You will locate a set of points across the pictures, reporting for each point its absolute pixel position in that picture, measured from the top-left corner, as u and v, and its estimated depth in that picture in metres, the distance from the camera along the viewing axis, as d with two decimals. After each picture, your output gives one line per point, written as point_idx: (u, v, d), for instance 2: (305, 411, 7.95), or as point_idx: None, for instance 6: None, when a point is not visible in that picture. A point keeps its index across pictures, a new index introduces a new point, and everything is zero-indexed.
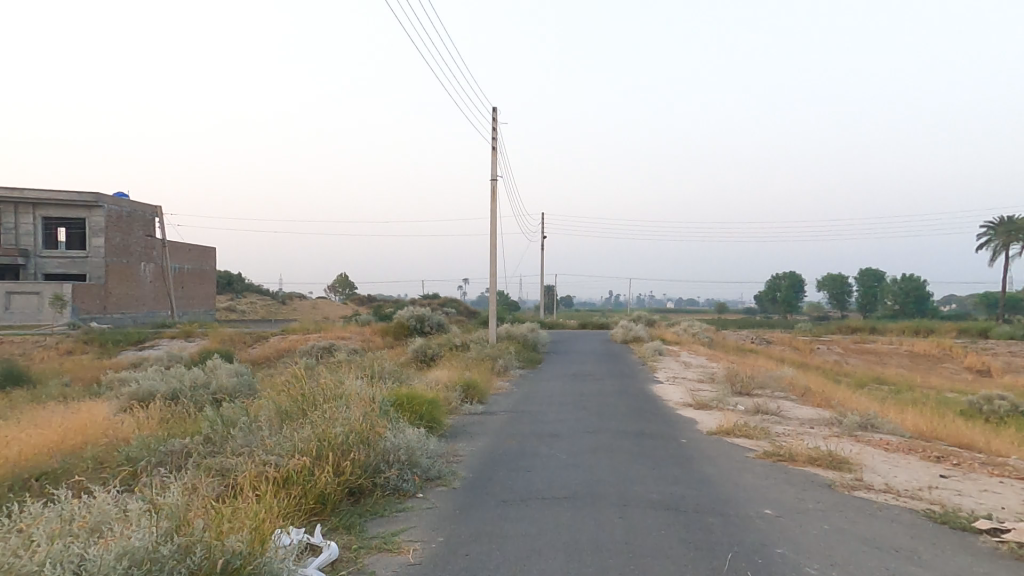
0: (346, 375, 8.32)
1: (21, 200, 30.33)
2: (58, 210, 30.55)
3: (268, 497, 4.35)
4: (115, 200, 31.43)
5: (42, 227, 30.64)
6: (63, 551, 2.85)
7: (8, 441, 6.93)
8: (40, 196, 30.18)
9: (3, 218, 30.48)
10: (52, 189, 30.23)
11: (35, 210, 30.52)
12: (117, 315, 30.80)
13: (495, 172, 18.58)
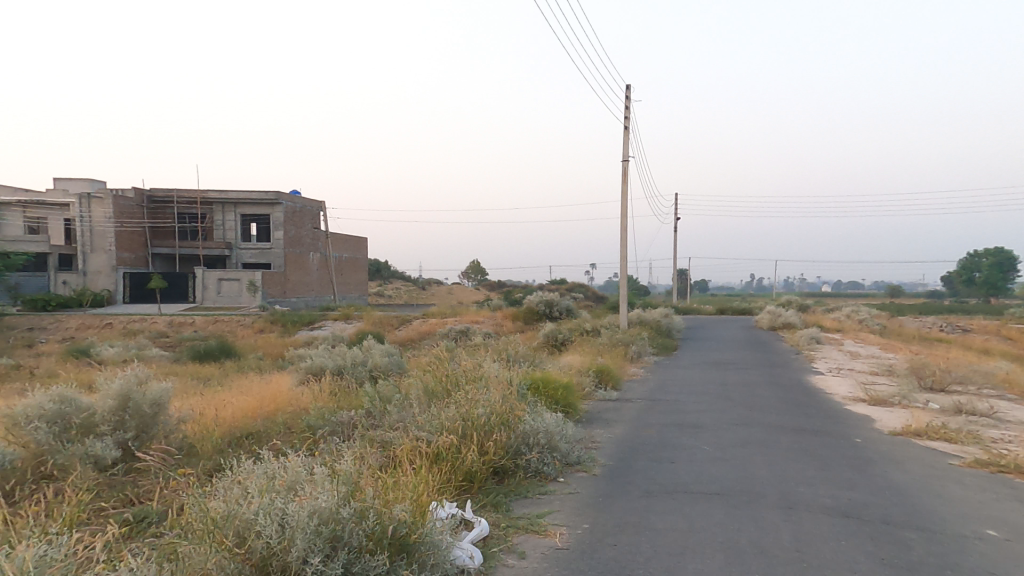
0: (484, 358, 8.61)
1: (223, 201, 35.99)
2: (250, 208, 35.88)
3: (424, 472, 4.67)
4: (291, 198, 36.22)
5: (240, 223, 36.21)
6: (270, 504, 3.33)
7: (224, 405, 8.43)
8: (237, 197, 35.66)
9: (212, 217, 36.41)
10: (245, 191, 35.61)
11: (234, 209, 36.05)
12: (293, 299, 35.64)
13: (626, 152, 17.99)
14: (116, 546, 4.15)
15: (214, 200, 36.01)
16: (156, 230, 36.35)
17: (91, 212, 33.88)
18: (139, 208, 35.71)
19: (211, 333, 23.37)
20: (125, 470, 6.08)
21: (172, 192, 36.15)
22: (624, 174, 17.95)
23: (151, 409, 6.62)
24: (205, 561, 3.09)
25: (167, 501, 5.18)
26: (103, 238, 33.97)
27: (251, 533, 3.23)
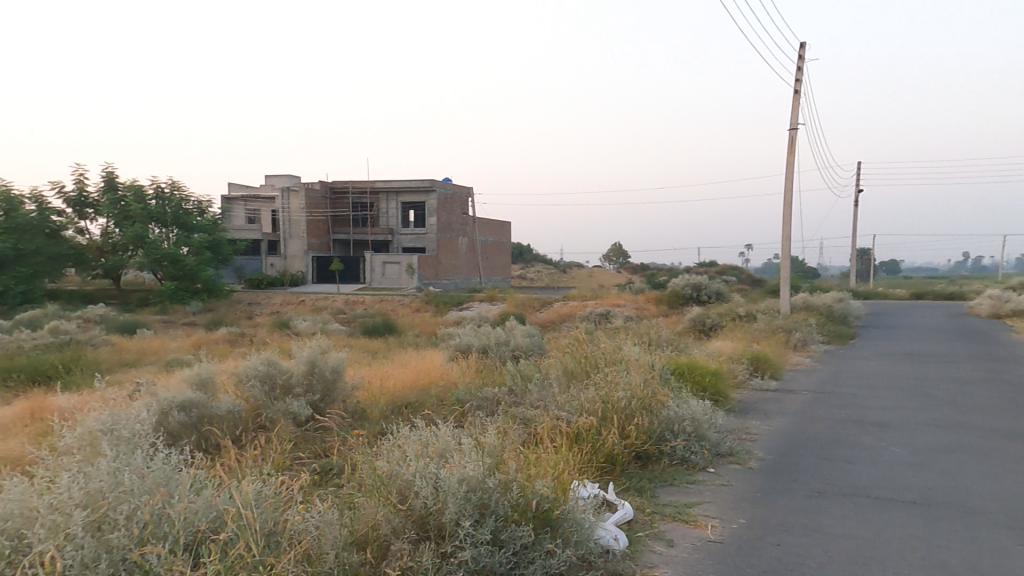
0: (624, 340, 8.44)
1: (387, 191, 39.94)
2: (409, 197, 39.35)
3: (564, 451, 4.76)
4: (443, 186, 38.94)
5: (401, 211, 39.92)
6: (425, 469, 3.69)
7: (388, 376, 9.46)
8: (399, 187, 39.30)
9: (378, 206, 40.64)
10: (405, 180, 39.09)
11: (396, 198, 39.82)
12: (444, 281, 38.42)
13: (795, 116, 16.14)
14: (309, 491, 4.91)
15: (380, 190, 40.05)
16: (335, 218, 41.49)
17: (289, 203, 39.48)
18: (323, 198, 40.89)
19: (378, 311, 26.19)
20: (315, 427, 7.12)
21: (348, 183, 40.92)
22: (791, 142, 16.09)
23: (332, 375, 7.72)
24: (375, 514, 3.51)
25: (347, 456, 5.98)
26: (298, 225, 39.48)
27: (411, 493, 3.61)
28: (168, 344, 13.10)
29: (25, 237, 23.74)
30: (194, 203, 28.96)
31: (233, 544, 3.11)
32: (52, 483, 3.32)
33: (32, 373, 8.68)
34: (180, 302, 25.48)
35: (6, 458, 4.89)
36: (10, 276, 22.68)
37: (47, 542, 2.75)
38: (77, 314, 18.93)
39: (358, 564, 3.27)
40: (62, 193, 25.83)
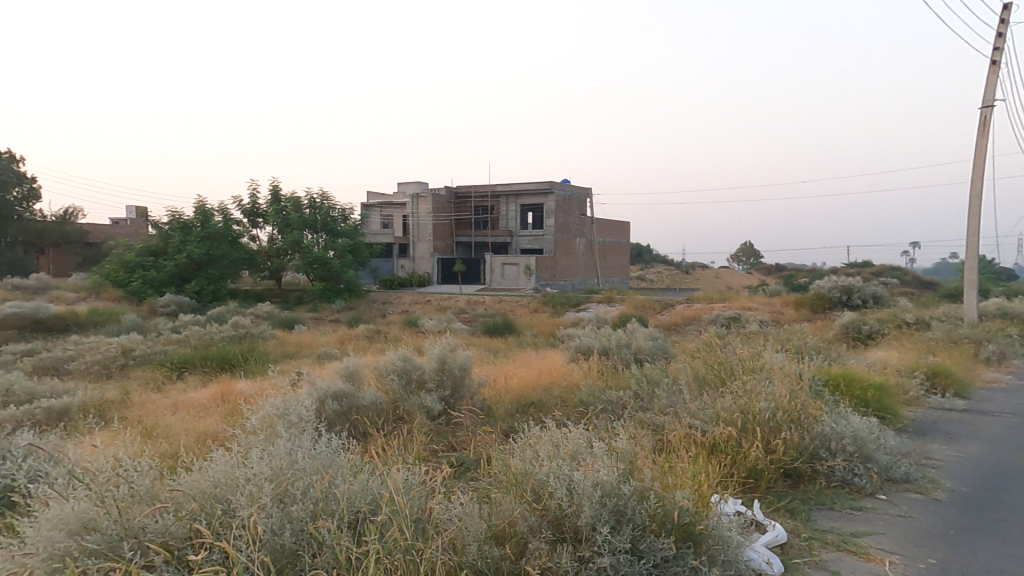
0: (764, 347, 7.80)
1: (507, 194, 41.20)
2: (528, 199, 40.24)
3: (701, 463, 4.53)
4: (563, 187, 39.30)
5: (520, 212, 40.96)
6: (558, 470, 3.71)
7: (511, 375, 9.71)
8: (519, 189, 40.37)
9: (499, 208, 42.06)
10: (525, 183, 40.06)
11: (516, 200, 40.92)
12: (561, 282, 38.67)
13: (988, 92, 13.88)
14: (447, 483, 5.14)
15: (500, 193, 41.45)
16: (458, 221, 43.62)
17: (417, 208, 42.19)
18: (448, 202, 43.19)
19: (499, 311, 27.04)
20: (447, 421, 7.48)
21: (471, 187, 42.89)
22: (982, 122, 13.83)
23: (460, 372, 8.12)
24: (512, 510, 3.58)
25: (480, 451, 6.20)
26: (425, 229, 42.06)
27: (545, 492, 3.63)
28: (320, 339, 14.70)
29: (215, 243, 27.78)
30: (339, 212, 32.23)
31: (387, 527, 3.28)
32: (245, 458, 3.67)
33: (220, 361, 10.21)
34: (327, 300, 28.37)
35: (206, 433, 5.75)
36: (205, 278, 26.59)
37: (247, 506, 2.96)
38: (248, 310, 21.94)
39: (500, 559, 3.32)
40: (241, 204, 29.78)
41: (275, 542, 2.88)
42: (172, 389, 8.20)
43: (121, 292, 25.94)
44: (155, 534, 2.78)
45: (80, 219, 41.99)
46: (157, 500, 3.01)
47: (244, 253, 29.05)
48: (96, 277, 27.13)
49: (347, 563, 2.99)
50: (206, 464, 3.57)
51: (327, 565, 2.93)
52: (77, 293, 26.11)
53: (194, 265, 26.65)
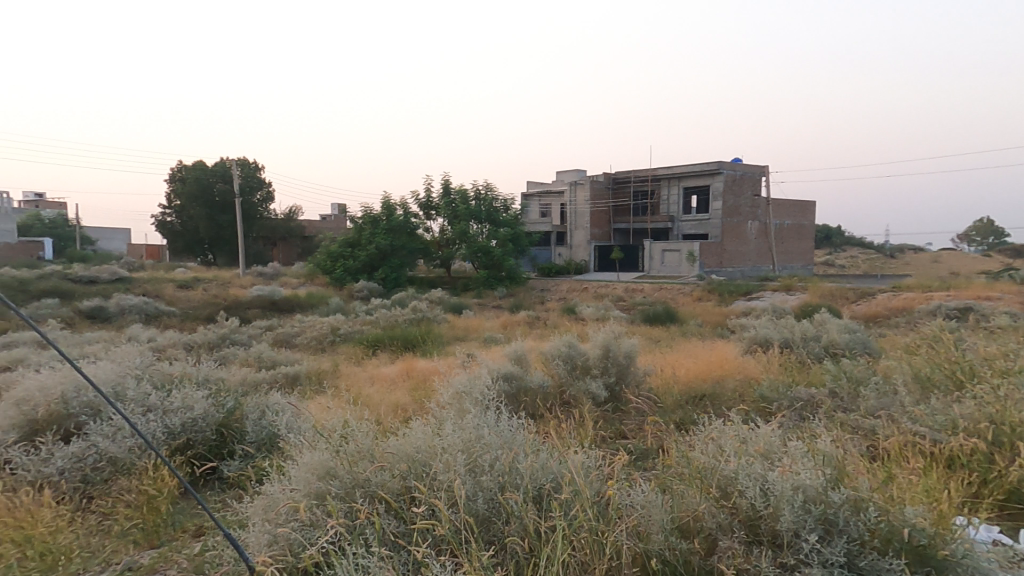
0: (1019, 345, 6.28)
1: (670, 177, 39.51)
2: (692, 181, 38.15)
3: (937, 477, 3.76)
4: (732, 166, 36.55)
5: (683, 196, 39.04)
6: (748, 467, 3.16)
7: (679, 365, 9.25)
8: (682, 172, 38.40)
9: (660, 192, 40.61)
10: (690, 164, 37.96)
11: (679, 183, 39.08)
12: (729, 269, 36.01)
13: None
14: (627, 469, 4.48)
15: (661, 177, 40.04)
16: (616, 208, 43.03)
17: (575, 196, 42.48)
18: (606, 189, 42.78)
19: (659, 299, 26.03)
20: (614, 408, 7.29)
21: (630, 172, 42.01)
22: None
23: (625, 359, 7.89)
24: (696, 504, 3.11)
25: (654, 441, 5.90)
26: (582, 217, 42.22)
27: (734, 490, 3.11)
28: (486, 324, 15.61)
29: (397, 235, 31.19)
30: (502, 202, 33.79)
31: (572, 508, 2.73)
32: (440, 426, 3.48)
33: (405, 341, 11.41)
34: (489, 287, 30.09)
35: (398, 404, 6.35)
36: (388, 266, 30.02)
37: (445, 472, 2.76)
38: (424, 296, 24.21)
39: (689, 552, 2.91)
40: (418, 199, 32.78)
41: (472, 506, 2.63)
42: (369, 363, 9.45)
43: (327, 278, 30.52)
44: (377, 486, 2.81)
45: (299, 217, 50.50)
46: (375, 457, 3.02)
47: (419, 243, 32.14)
48: (309, 265, 32.41)
49: (537, 534, 2.58)
50: (406, 430, 3.53)
51: (517, 534, 2.55)
52: (296, 279, 31.47)
53: (380, 255, 30.21)
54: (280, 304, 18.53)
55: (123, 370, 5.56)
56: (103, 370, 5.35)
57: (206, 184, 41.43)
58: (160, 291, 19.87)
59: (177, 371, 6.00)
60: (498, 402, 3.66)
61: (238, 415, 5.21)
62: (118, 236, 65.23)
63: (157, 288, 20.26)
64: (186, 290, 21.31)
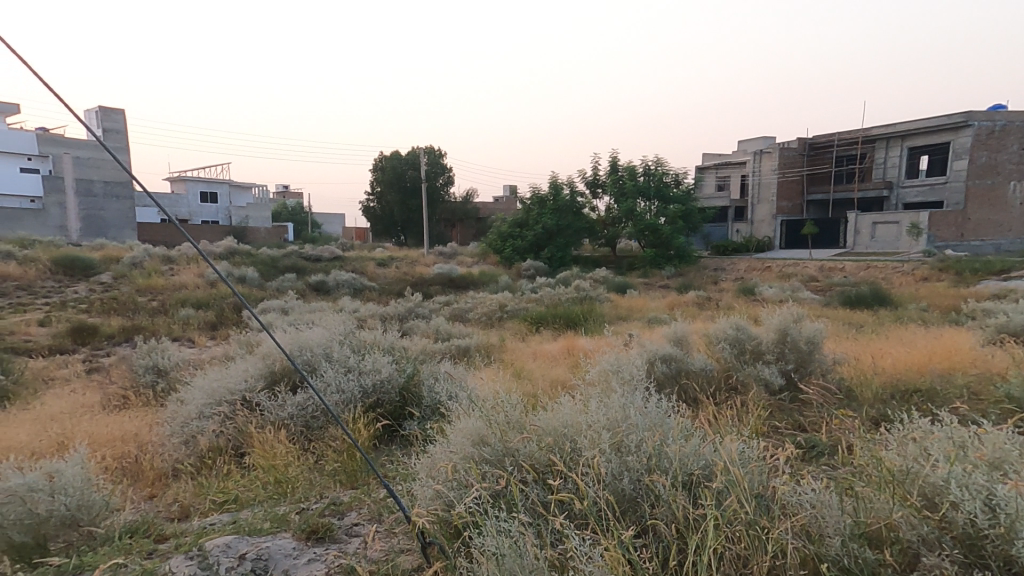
0: None
1: (892, 135, 33.32)
2: (924, 139, 31.77)
3: None
4: (988, 116, 29.47)
5: (908, 157, 32.77)
6: (966, 476, 2.48)
7: (885, 353, 7.83)
8: (909, 129, 32.09)
9: (876, 154, 34.71)
10: (923, 119, 31.49)
11: (904, 141, 32.82)
12: (974, 243, 29.14)
13: None
14: (792, 462, 3.79)
15: (878, 136, 34.19)
16: (813, 176, 37.76)
17: (759, 165, 38.22)
18: (800, 155, 37.68)
19: (865, 279, 22.23)
20: (791, 398, 6.40)
21: (835, 134, 36.47)
22: None
23: (807, 346, 6.88)
24: (888, 511, 2.50)
25: (836, 436, 5.03)
26: (767, 189, 37.79)
27: (945, 501, 2.45)
28: (651, 304, 15.02)
29: (563, 215, 31.64)
30: (672, 176, 32.06)
31: (726, 499, 2.46)
32: (587, 403, 3.45)
33: (567, 319, 11.56)
34: (657, 266, 28.85)
35: (556, 380, 6.48)
36: (554, 245, 30.64)
37: (589, 447, 2.69)
38: (589, 275, 24.21)
39: (876, 562, 2.33)
40: (585, 177, 32.75)
41: (615, 485, 2.51)
42: (532, 339, 9.80)
43: (498, 258, 32.33)
44: (524, 456, 2.88)
45: (475, 200, 54.21)
46: (524, 429, 3.11)
47: (585, 223, 32.19)
48: (482, 246, 34.65)
49: (685, 522, 2.37)
50: (554, 404, 3.56)
51: (665, 518, 2.38)
52: (472, 258, 33.92)
53: (546, 235, 31.00)
54: (457, 281, 20.19)
55: (330, 336, 6.64)
56: (315, 336, 6.45)
57: (400, 172, 46.88)
58: (364, 268, 23.13)
59: (370, 339, 6.94)
60: (649, 382, 3.48)
61: (416, 380, 5.84)
62: (336, 221, 77.37)
63: (361, 265, 23.63)
64: (383, 268, 24.45)
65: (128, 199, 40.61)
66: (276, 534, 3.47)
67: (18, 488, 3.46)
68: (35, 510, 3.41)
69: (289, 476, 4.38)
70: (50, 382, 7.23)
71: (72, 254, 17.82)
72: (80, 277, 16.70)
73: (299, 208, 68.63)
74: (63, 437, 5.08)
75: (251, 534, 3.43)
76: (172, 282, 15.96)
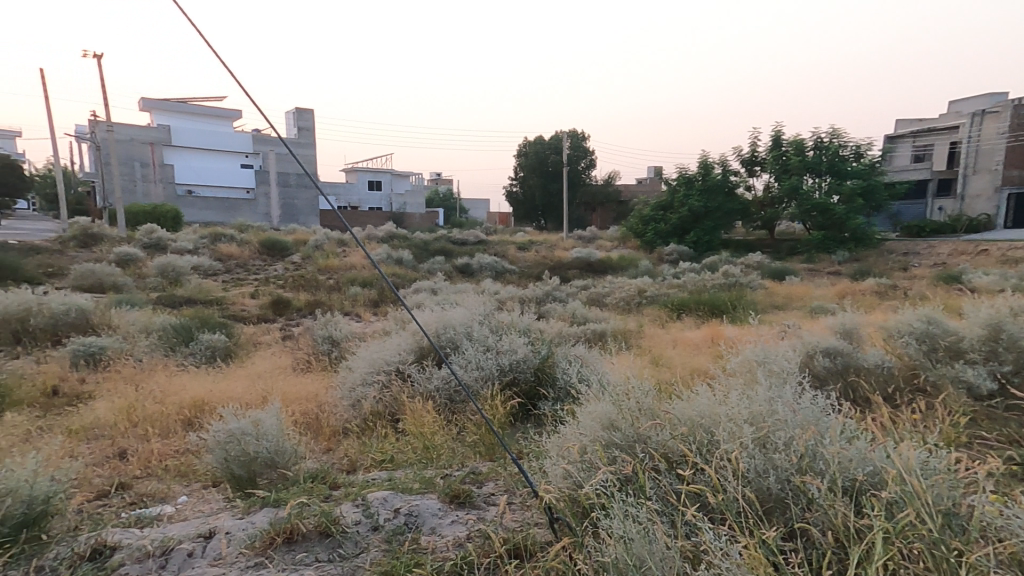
0: None
1: None
2: None
3: None
4: None
5: None
6: None
7: None
8: None
9: None
10: None
11: None
12: None
13: None
14: (996, 481, 3.13)
15: None
16: None
17: (980, 127, 31.79)
18: None
19: None
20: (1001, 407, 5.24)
21: None
22: None
23: None
24: None
25: None
26: (991, 155, 31.13)
27: None
28: (814, 292, 13.40)
29: (713, 196, 29.49)
30: (851, 148, 28.06)
31: (899, 512, 2.11)
32: (728, 392, 3.19)
33: (712, 306, 10.84)
34: (825, 251, 25.52)
35: (697, 368, 6.12)
36: (702, 229, 28.75)
37: (729, 441, 2.50)
38: (740, 260, 22.32)
39: None
40: (740, 154, 30.08)
41: (759, 482, 2.29)
42: (673, 326, 9.38)
43: (639, 241, 31.33)
44: (656, 445, 2.77)
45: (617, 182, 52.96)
46: (656, 417, 2.99)
47: (738, 204, 29.63)
48: (623, 230, 33.81)
49: (846, 533, 2.09)
50: (691, 393, 3.37)
51: (821, 525, 2.11)
52: (612, 242, 33.31)
53: (693, 217, 29.26)
54: (595, 265, 20.03)
55: (471, 316, 7.05)
56: (458, 315, 6.91)
57: (543, 157, 47.93)
58: (505, 251, 24.03)
59: (507, 320, 7.22)
60: (803, 376, 3.12)
61: (551, 362, 5.94)
62: (480, 207, 81.42)
63: (503, 248, 24.58)
64: (524, 251, 25.17)
65: (313, 190, 46.82)
66: (424, 494, 3.82)
67: (234, 430, 4.26)
68: (247, 449, 4.16)
69: (435, 443, 4.77)
70: (257, 344, 8.75)
71: (271, 238, 21.20)
72: (277, 257, 19.84)
73: (449, 194, 73.40)
74: (265, 392, 6.12)
75: (404, 492, 3.81)
76: (344, 263, 18.19)
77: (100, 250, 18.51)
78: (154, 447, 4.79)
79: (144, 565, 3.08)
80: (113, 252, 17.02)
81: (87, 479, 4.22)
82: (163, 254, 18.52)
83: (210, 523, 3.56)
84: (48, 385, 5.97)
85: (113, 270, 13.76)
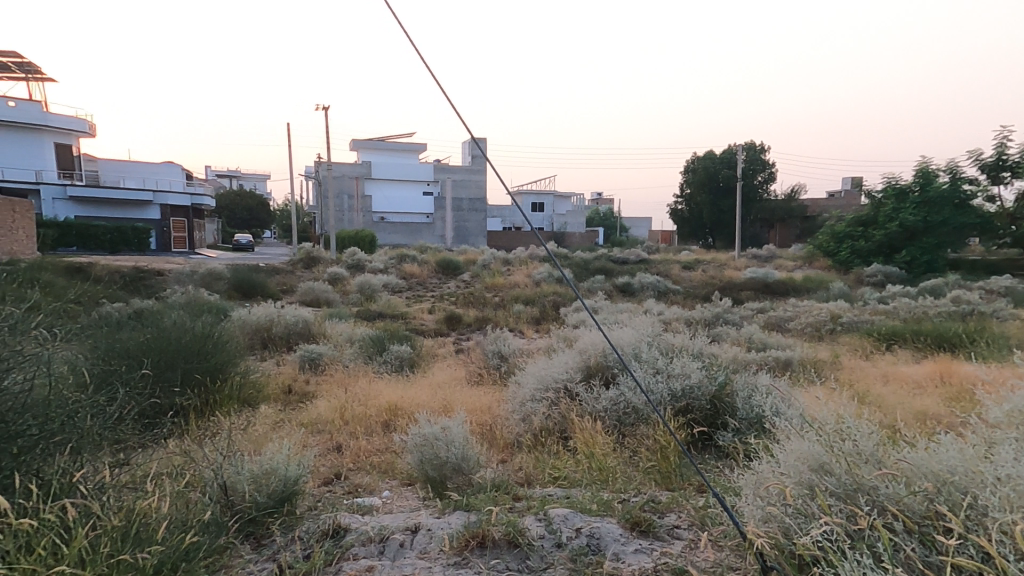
0: None
1: None
2: None
3: None
4: None
5: None
6: None
7: None
8: None
9: None
10: None
11: None
12: None
13: None
14: None
15: None
16: None
17: None
18: None
19: None
20: None
21: None
22: None
23: None
24: None
25: None
26: None
27: None
28: None
29: (937, 209, 25.11)
30: None
31: None
32: (992, 448, 2.66)
33: (936, 340, 9.15)
34: None
35: (924, 412, 5.20)
36: (920, 247, 24.58)
37: (1005, 510, 2.10)
38: (975, 284, 18.55)
39: None
40: (980, 159, 25.21)
41: None
42: (881, 359, 8.13)
43: (830, 261, 27.89)
44: (888, 499, 2.42)
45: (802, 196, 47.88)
46: (884, 466, 2.62)
47: (975, 218, 24.76)
48: (808, 248, 30.43)
49: None
50: (929, 442, 2.89)
51: None
52: (794, 260, 30.17)
53: (906, 234, 25.29)
54: (775, 287, 18.28)
55: (639, 337, 6.93)
56: (625, 336, 6.85)
57: (714, 172, 45.46)
58: (670, 271, 23.22)
59: (678, 342, 6.94)
60: None
61: (729, 390, 5.57)
62: (641, 226, 79.66)
63: (668, 268, 23.75)
64: (690, 271, 24.02)
65: (484, 213, 51.51)
66: (603, 517, 3.83)
67: (428, 435, 4.76)
68: (438, 454, 4.62)
69: (608, 466, 4.76)
70: (435, 356, 9.66)
71: (447, 258, 23.28)
72: (451, 275, 21.75)
73: (610, 213, 73.22)
74: (447, 402, 6.72)
75: (582, 512, 3.87)
76: (509, 281, 19.20)
77: (317, 270, 22.24)
78: (362, 444, 5.55)
79: (367, 548, 3.56)
80: (326, 272, 20.24)
81: (316, 467, 5.05)
82: (362, 273, 21.52)
83: (414, 518, 4.00)
84: (284, 383, 7.27)
85: (325, 287, 16.39)
